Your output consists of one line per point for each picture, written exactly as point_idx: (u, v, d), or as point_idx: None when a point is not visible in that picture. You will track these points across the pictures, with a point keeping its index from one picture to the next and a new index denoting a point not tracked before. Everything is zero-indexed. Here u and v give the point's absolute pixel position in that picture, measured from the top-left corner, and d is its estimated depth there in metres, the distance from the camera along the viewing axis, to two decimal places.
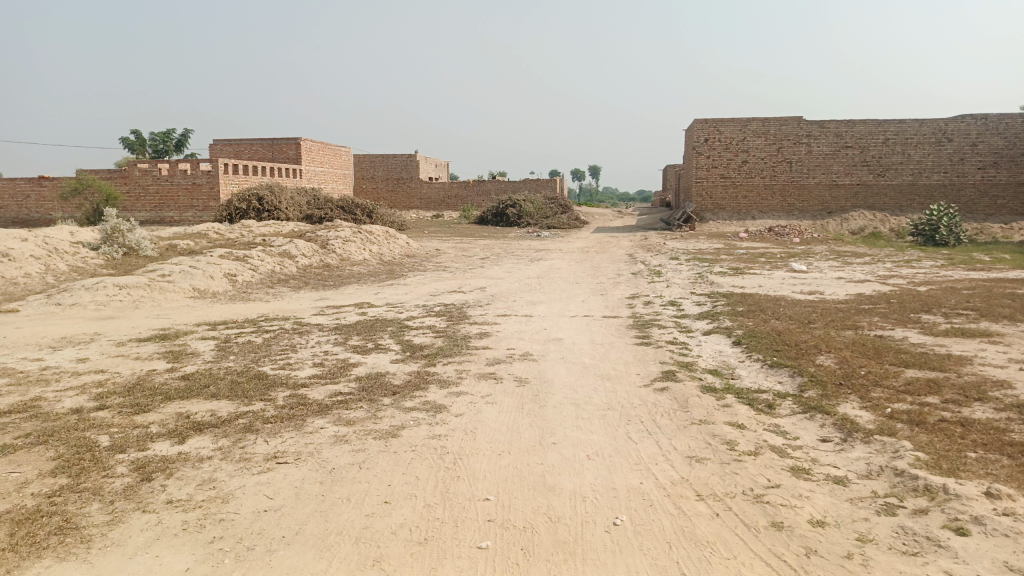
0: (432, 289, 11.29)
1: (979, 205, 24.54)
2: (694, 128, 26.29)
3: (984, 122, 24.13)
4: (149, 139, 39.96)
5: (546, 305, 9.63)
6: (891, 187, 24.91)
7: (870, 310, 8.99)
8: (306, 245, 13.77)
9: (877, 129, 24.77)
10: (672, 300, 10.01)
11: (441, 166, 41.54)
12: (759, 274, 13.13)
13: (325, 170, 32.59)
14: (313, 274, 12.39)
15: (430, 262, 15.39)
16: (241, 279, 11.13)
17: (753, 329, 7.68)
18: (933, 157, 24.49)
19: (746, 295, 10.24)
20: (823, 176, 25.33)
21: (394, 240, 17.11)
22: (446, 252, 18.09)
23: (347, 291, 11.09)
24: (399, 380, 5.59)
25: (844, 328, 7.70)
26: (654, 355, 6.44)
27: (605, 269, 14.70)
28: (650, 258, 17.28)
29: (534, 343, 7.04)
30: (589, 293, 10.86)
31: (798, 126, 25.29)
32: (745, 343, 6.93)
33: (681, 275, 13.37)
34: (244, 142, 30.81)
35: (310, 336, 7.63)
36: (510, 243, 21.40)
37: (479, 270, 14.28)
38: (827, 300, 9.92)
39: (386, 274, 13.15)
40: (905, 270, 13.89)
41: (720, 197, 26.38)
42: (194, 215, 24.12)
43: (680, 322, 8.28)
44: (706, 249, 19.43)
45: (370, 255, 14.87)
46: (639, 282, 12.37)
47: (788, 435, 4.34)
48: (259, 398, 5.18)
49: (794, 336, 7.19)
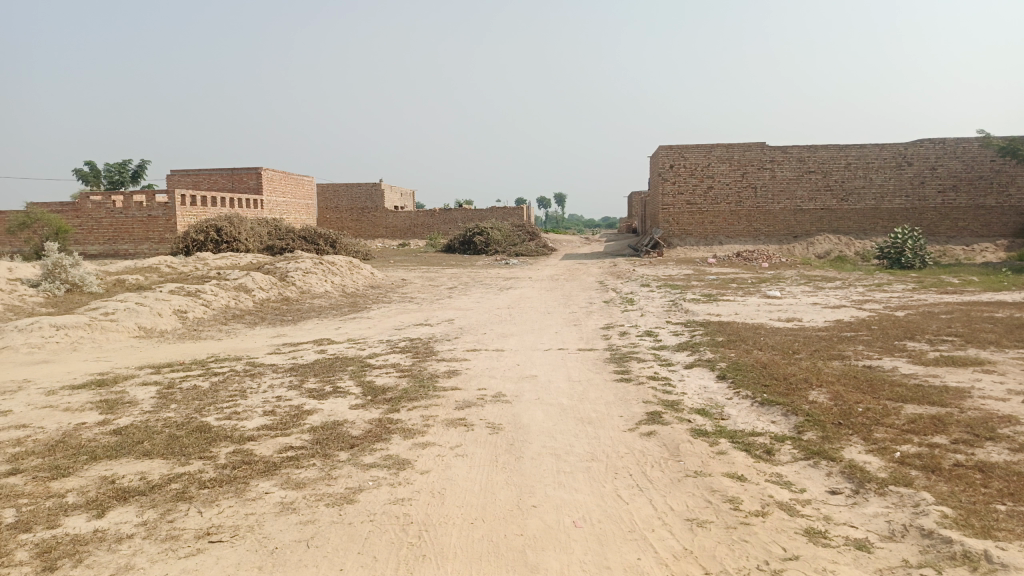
0: (397, 323, 10.75)
1: (941, 228, 24.82)
2: (660, 154, 26.22)
3: (942, 147, 24.47)
4: (104, 170, 38.85)
5: (517, 338, 9.14)
6: (855, 211, 25.09)
7: (852, 338, 8.67)
8: (263, 278, 13.13)
9: (839, 154, 24.98)
10: (648, 330, 9.61)
11: (407, 195, 41.10)
12: (733, 301, 12.83)
13: (287, 200, 31.89)
14: (270, 309, 11.75)
15: (395, 293, 14.83)
16: (193, 315, 10.45)
17: (737, 361, 7.28)
18: (895, 181, 24.74)
19: (723, 323, 9.88)
20: (788, 202, 25.43)
21: (358, 271, 16.53)
22: (412, 282, 17.57)
23: (306, 326, 10.48)
24: (358, 430, 5.04)
25: (831, 359, 7.34)
26: (635, 393, 5.98)
27: (576, 298, 14.30)
28: (620, 285, 16.95)
29: (506, 382, 6.54)
30: (561, 324, 10.40)
31: (762, 151, 25.39)
32: (731, 378, 6.52)
33: (654, 303, 13.02)
34: (203, 172, 30.01)
35: (263, 378, 7.02)
36: (478, 272, 20.95)
37: (446, 301, 13.76)
38: (806, 327, 9.59)
39: (349, 307, 12.57)
40: (878, 294, 13.72)
41: (687, 223, 26.32)
42: (149, 248, 23.23)
43: (659, 354, 7.85)
44: (676, 275, 19.21)
45: (332, 287, 14.26)
46: (612, 311, 11.96)
47: (794, 487, 3.90)
48: (197, 455, 4.57)
49: (781, 368, 6.80)
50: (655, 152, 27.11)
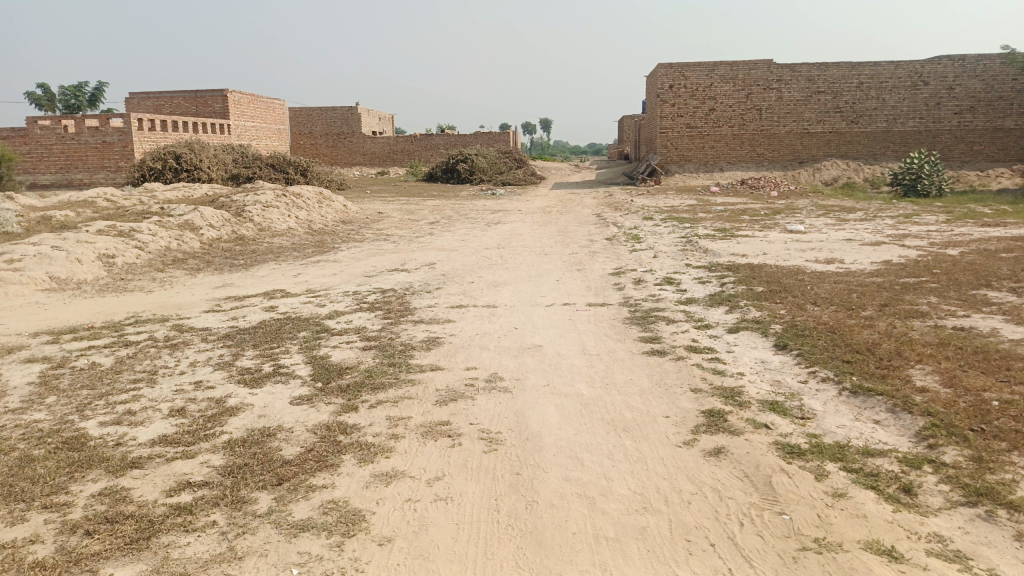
0: (367, 268, 9.09)
1: (955, 152, 23.17)
2: (658, 74, 24.11)
3: (961, 64, 22.56)
4: (58, 94, 36.06)
5: (511, 289, 7.55)
6: (864, 134, 23.35)
7: (916, 286, 7.13)
8: (214, 213, 11.36)
9: (851, 73, 23.01)
10: (667, 276, 8.04)
11: (385, 120, 38.70)
12: (753, 237, 11.30)
13: (256, 125, 29.58)
14: (220, 251, 10.04)
15: (370, 229, 13.15)
16: (122, 262, 8.73)
17: (795, 320, 5.74)
18: (909, 102, 22.92)
19: (754, 267, 8.33)
20: (794, 125, 23.61)
21: (328, 205, 14.69)
22: (390, 215, 15.83)
23: (260, 273, 8.82)
24: (295, 450, 3.48)
25: (908, 318, 5.81)
26: (677, 376, 4.44)
27: (574, 234, 12.65)
28: (620, 219, 15.29)
29: (503, 358, 4.98)
30: (562, 270, 8.78)
31: (767, 70, 23.35)
32: (797, 349, 4.98)
33: (664, 240, 11.40)
34: (163, 94, 27.60)
35: (187, 352, 5.40)
36: (463, 204, 19.17)
37: (427, 238, 12.09)
38: (853, 271, 8.02)
39: (313, 247, 10.84)
40: (913, 228, 12.22)
41: (686, 148, 24.49)
42: (106, 178, 21.19)
43: (690, 312, 6.30)
44: (679, 206, 17.61)
45: (297, 224, 12.51)
46: (618, 251, 10.35)
47: (983, 569, 2.42)
48: (39, 505, 3.00)
49: (854, 334, 5.27)
50: (652, 72, 24.97)
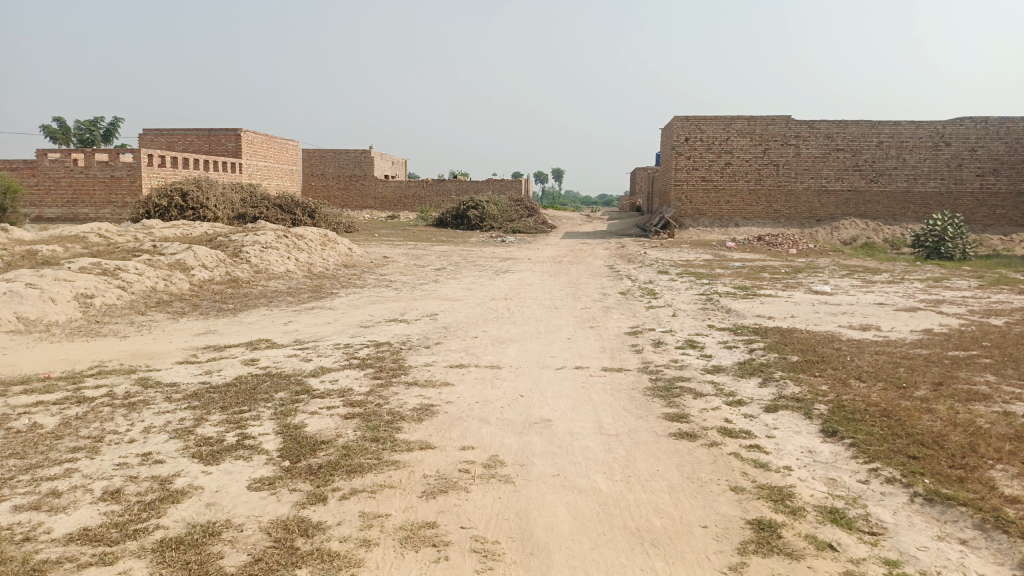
0: (364, 317, 8.45)
1: (977, 215, 22.58)
2: (674, 126, 23.79)
3: (984, 126, 22.13)
4: (73, 128, 36.25)
5: (518, 347, 6.87)
6: (884, 194, 22.80)
7: (968, 361, 6.40)
8: (208, 253, 10.82)
9: (871, 131, 22.61)
10: (689, 339, 7.35)
11: (398, 164, 38.61)
12: (777, 297, 10.64)
13: (268, 165, 29.41)
14: (211, 294, 9.44)
15: (373, 274, 12.57)
16: (101, 302, 8.12)
17: (842, 401, 5.01)
18: (930, 162, 22.44)
19: (785, 332, 7.64)
20: (812, 182, 23.10)
21: (332, 248, 14.16)
22: (396, 260, 15.29)
23: (248, 320, 8.19)
24: (241, 560, 2.77)
25: (971, 402, 5.07)
26: (712, 471, 3.73)
27: (587, 287, 12.03)
28: (634, 272, 14.67)
29: (507, 435, 4.27)
30: (573, 327, 8.10)
31: (785, 126, 23.01)
32: (851, 438, 4.24)
33: (683, 296, 10.75)
34: (176, 132, 27.51)
35: (143, 414, 4.71)
36: (471, 251, 18.62)
37: (431, 286, 11.48)
38: (893, 341, 7.31)
39: (310, 292, 10.25)
40: (947, 293, 11.53)
41: (701, 202, 23.99)
42: (112, 213, 20.83)
43: (718, 383, 5.57)
44: (695, 261, 17.01)
45: (296, 266, 11.95)
46: (634, 307, 9.69)
47: None
48: None
49: (913, 420, 4.54)
50: (668, 124, 24.65)
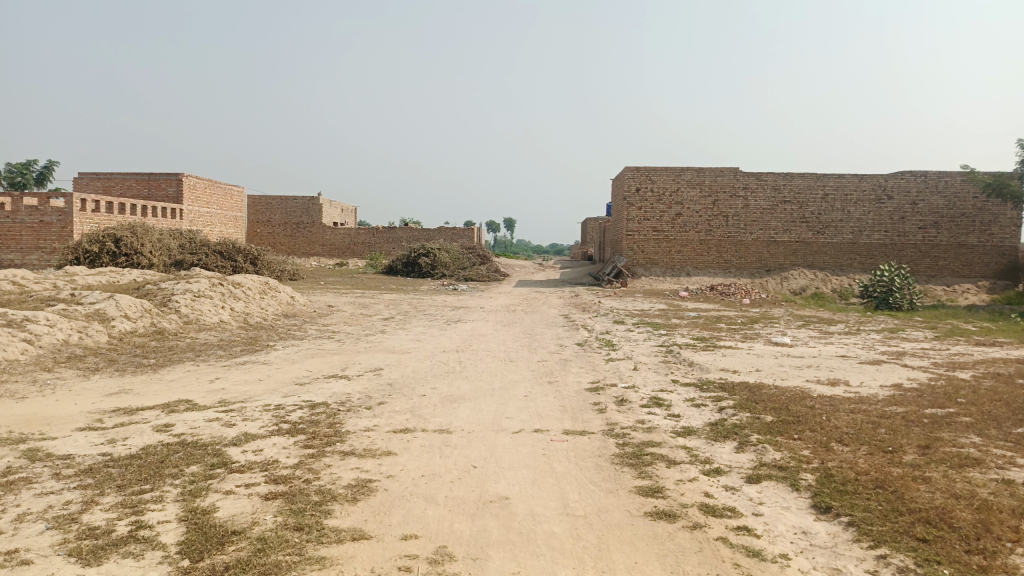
0: (301, 373, 7.73)
1: (920, 266, 22.99)
2: (625, 177, 23.81)
3: (923, 180, 22.70)
4: (4, 170, 34.62)
5: (471, 407, 6.26)
6: (831, 245, 23.09)
7: (948, 420, 6.03)
8: (132, 302, 9.97)
9: (816, 183, 22.99)
10: (654, 396, 6.84)
11: (348, 212, 37.96)
12: (738, 349, 10.29)
13: (211, 210, 28.42)
14: (132, 347, 8.59)
15: (315, 325, 11.84)
16: (1, 358, 7.21)
17: (829, 469, 4.53)
18: (874, 215, 22.87)
19: (752, 388, 7.21)
20: (761, 233, 23.29)
21: (272, 297, 13.37)
22: (342, 309, 14.58)
23: (169, 377, 7.38)
24: None
25: (965, 468, 4.64)
26: (699, 562, 3.17)
27: (541, 338, 11.54)
28: (589, 321, 14.22)
29: (458, 520, 3.65)
30: (529, 382, 7.53)
31: (734, 177, 23.23)
32: (849, 516, 3.74)
33: (641, 348, 10.32)
34: (114, 175, 26.38)
35: (20, 496, 3.92)
36: (421, 299, 17.99)
37: (377, 337, 10.80)
38: (865, 397, 6.94)
39: (243, 345, 9.46)
40: (905, 344, 11.37)
41: (653, 252, 23.92)
42: (39, 259, 19.58)
43: (691, 448, 5.05)
44: (650, 310, 16.73)
45: (231, 317, 11.14)
46: (592, 360, 9.18)
47: None
48: None
49: (911, 492, 4.07)
50: (618, 174, 24.67)
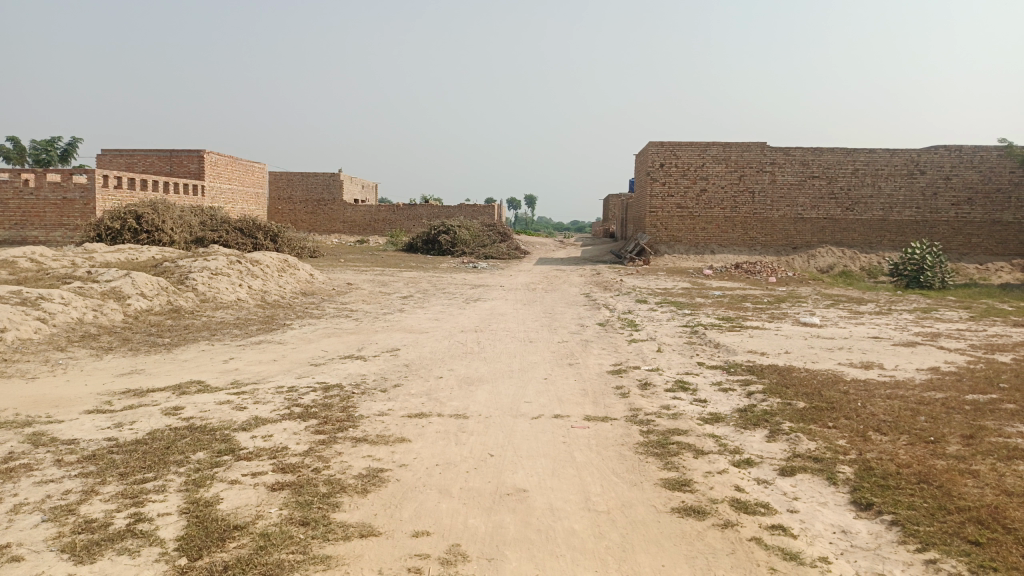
0: (316, 353, 7.56)
1: (953, 244, 22.33)
2: (649, 152, 23.30)
3: (958, 155, 21.97)
4: (28, 147, 34.83)
5: (488, 390, 6.05)
6: (860, 222, 22.50)
7: (992, 407, 5.70)
8: (148, 280, 9.86)
9: (846, 158, 22.34)
10: (679, 380, 6.57)
11: (368, 188, 37.79)
12: (765, 330, 9.97)
13: (232, 187, 28.37)
14: (147, 326, 8.48)
15: (333, 303, 11.68)
16: (14, 337, 7.11)
17: (868, 462, 4.25)
18: (906, 191, 22.21)
19: (782, 371, 6.92)
20: (787, 209, 22.74)
21: (291, 274, 13.23)
22: (360, 287, 14.42)
23: (183, 357, 7.25)
24: None
25: (1015, 459, 4.34)
26: (731, 566, 2.94)
27: (563, 317, 11.28)
28: (611, 300, 13.93)
29: (473, 515, 3.44)
30: (550, 364, 7.30)
31: (761, 152, 22.64)
32: (893, 514, 3.48)
33: (665, 329, 10.03)
34: (136, 152, 26.36)
35: (19, 484, 3.78)
36: (441, 277, 17.78)
37: (395, 316, 10.61)
38: (902, 382, 6.61)
39: (259, 324, 9.32)
40: (940, 325, 10.96)
41: (676, 229, 23.48)
42: (63, 236, 19.61)
43: (719, 437, 4.79)
44: (674, 289, 16.39)
45: (248, 295, 11.01)
46: (614, 340, 8.92)
47: None
48: None
49: (958, 488, 3.79)
50: (642, 149, 24.16)
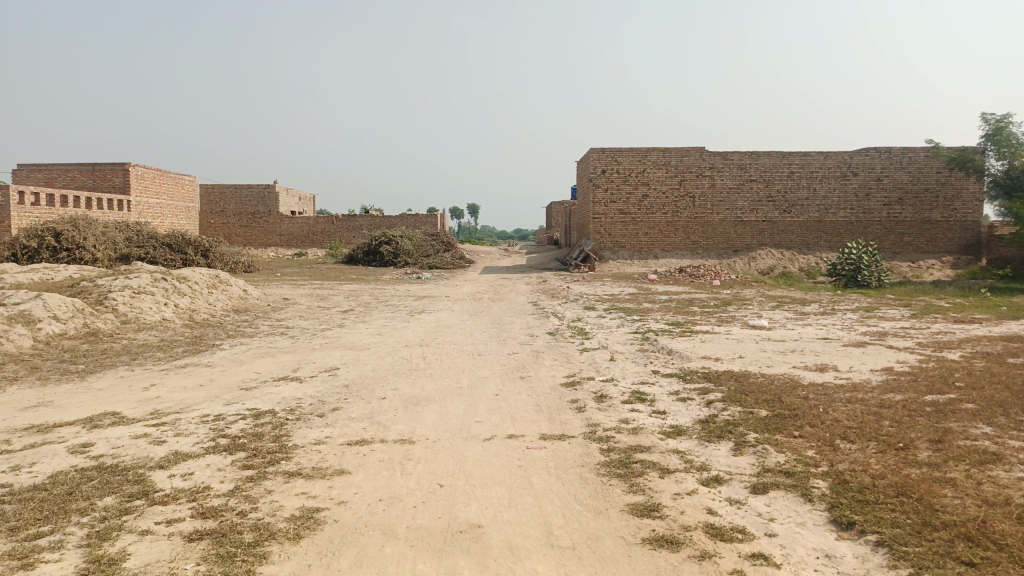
0: (248, 376, 7.01)
1: (886, 243, 22.91)
2: (590, 159, 23.25)
3: (888, 156, 22.56)
4: None
5: (436, 410, 5.65)
6: (798, 224, 22.88)
7: (952, 408, 5.57)
8: (63, 301, 9.12)
9: (782, 162, 22.70)
10: (636, 391, 6.29)
11: (306, 201, 36.84)
12: (716, 334, 9.82)
13: (161, 202, 27.18)
14: (60, 352, 7.77)
15: (268, 320, 11.08)
16: None
17: (841, 474, 4.01)
18: (840, 193, 22.69)
19: (739, 378, 6.71)
20: (728, 213, 22.97)
21: (223, 291, 12.53)
22: (299, 302, 13.82)
23: (99, 385, 6.61)
24: None
25: (985, 463, 4.17)
26: None
27: (511, 327, 10.94)
28: (559, 308, 13.66)
29: (422, 559, 3.04)
30: (500, 378, 6.93)
31: (700, 157, 22.84)
32: (878, 535, 3.22)
33: (616, 336, 9.79)
34: (55, 167, 24.98)
35: None
36: (384, 289, 17.23)
37: (335, 332, 10.10)
38: (859, 385, 6.47)
39: (187, 345, 8.69)
40: (885, 324, 11.02)
41: (620, 235, 23.46)
42: None
43: (684, 453, 4.50)
44: (621, 295, 16.25)
45: (175, 314, 10.32)
46: (565, 350, 8.61)
47: None
48: None
49: (940, 500, 3.56)
50: (583, 156, 24.10)
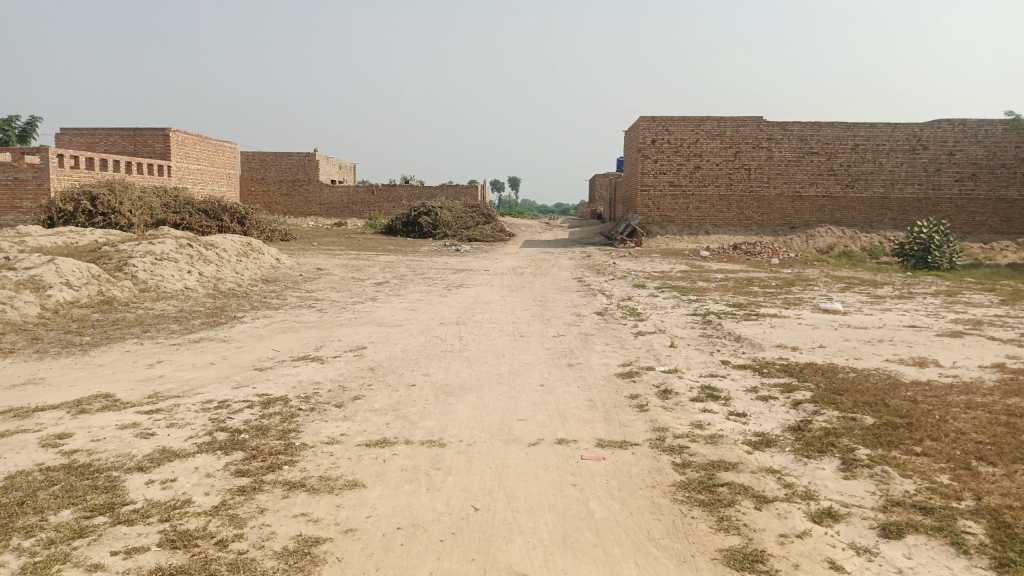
0: (264, 354, 6.28)
1: (956, 222, 21.32)
2: (639, 127, 22.02)
3: (962, 128, 20.88)
4: None
5: (471, 403, 4.81)
6: (860, 201, 21.43)
7: None
8: (78, 267, 8.51)
9: (846, 133, 21.20)
10: (706, 386, 5.36)
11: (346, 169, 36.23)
12: (785, 318, 8.79)
13: (201, 168, 26.80)
14: (67, 322, 7.15)
15: (297, 291, 10.38)
16: None
17: (997, 513, 3.06)
18: (907, 167, 21.14)
19: (826, 372, 5.73)
20: (785, 187, 21.60)
21: (253, 259, 11.88)
22: (332, 273, 13.14)
23: (100, 361, 5.93)
24: None
25: None
26: None
27: (555, 305, 10.07)
28: (606, 286, 12.72)
29: None
30: (545, 365, 6.07)
31: (757, 127, 21.45)
32: None
33: (672, 318, 8.84)
34: (97, 131, 24.70)
35: None
36: (421, 261, 16.44)
37: (365, 306, 9.34)
38: (970, 385, 5.45)
39: (205, 316, 8.02)
40: (973, 311, 9.85)
41: (669, 208, 22.29)
42: (13, 219, 18.06)
43: (780, 473, 3.59)
44: (672, 272, 15.22)
45: (198, 282, 9.67)
46: (617, 333, 7.69)
47: None
48: None
49: None
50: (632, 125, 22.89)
